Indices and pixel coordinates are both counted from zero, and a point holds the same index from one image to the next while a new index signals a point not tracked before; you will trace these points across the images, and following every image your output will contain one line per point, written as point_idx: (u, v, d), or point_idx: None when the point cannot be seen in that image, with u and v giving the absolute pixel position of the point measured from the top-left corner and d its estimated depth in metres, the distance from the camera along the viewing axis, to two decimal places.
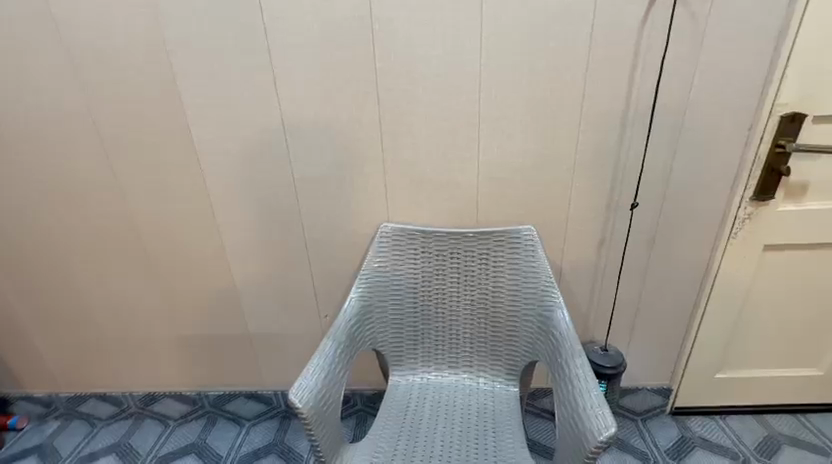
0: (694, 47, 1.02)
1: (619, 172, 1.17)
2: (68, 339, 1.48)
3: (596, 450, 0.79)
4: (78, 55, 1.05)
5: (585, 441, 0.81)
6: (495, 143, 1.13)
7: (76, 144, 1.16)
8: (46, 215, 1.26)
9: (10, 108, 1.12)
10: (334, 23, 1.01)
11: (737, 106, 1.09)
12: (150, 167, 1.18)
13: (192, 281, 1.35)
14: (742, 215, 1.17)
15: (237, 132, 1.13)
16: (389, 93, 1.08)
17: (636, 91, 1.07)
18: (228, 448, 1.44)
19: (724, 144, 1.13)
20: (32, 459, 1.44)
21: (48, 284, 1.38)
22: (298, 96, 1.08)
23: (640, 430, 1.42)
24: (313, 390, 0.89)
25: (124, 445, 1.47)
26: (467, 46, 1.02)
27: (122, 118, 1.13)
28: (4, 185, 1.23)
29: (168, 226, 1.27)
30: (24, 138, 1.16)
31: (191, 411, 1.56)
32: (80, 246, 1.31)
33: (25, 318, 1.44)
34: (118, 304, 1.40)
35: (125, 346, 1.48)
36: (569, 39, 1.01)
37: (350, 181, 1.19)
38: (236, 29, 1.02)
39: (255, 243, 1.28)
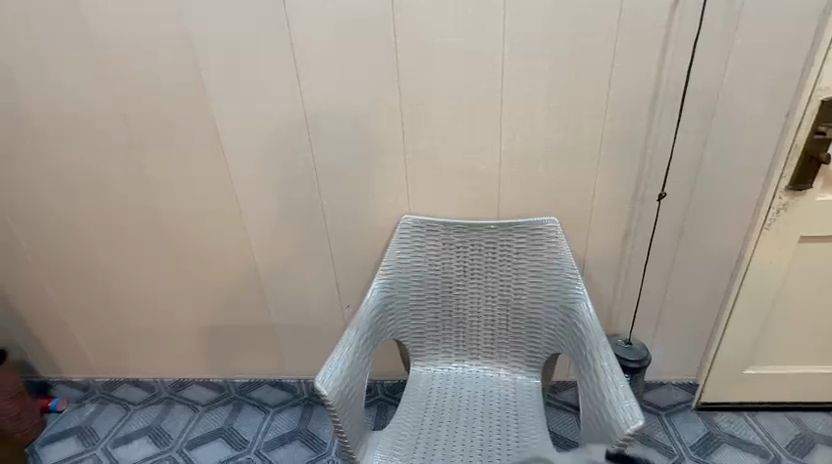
0: (728, 29, 0.98)
1: (646, 161, 1.14)
2: (102, 327, 1.54)
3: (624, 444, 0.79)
4: (109, 52, 1.09)
5: (612, 434, 0.81)
6: (518, 133, 1.11)
7: (107, 139, 1.21)
8: (81, 207, 1.32)
9: (47, 104, 1.17)
10: (354, 13, 1.01)
11: (775, 90, 1.04)
12: (177, 161, 1.22)
13: (219, 272, 1.39)
14: (777, 205, 1.13)
15: (261, 124, 1.15)
16: (410, 84, 1.07)
17: (665, 77, 1.04)
18: (254, 433, 1.49)
19: (757, 132, 1.09)
20: (72, 440, 1.53)
21: (83, 273, 1.43)
22: (319, 88, 1.09)
23: (664, 425, 1.40)
24: (339, 380, 0.91)
25: (156, 428, 1.54)
26: (489, 32, 1.01)
27: (150, 112, 1.16)
28: (41, 179, 1.28)
29: (195, 219, 1.30)
30: (59, 133, 1.21)
31: (218, 397, 1.61)
32: (112, 238, 1.36)
33: (62, 306, 1.51)
34: (148, 293, 1.45)
35: (156, 335, 1.54)
36: (595, 23, 0.98)
37: (371, 173, 1.19)
38: (258, 22, 1.03)
39: (278, 236, 1.31)
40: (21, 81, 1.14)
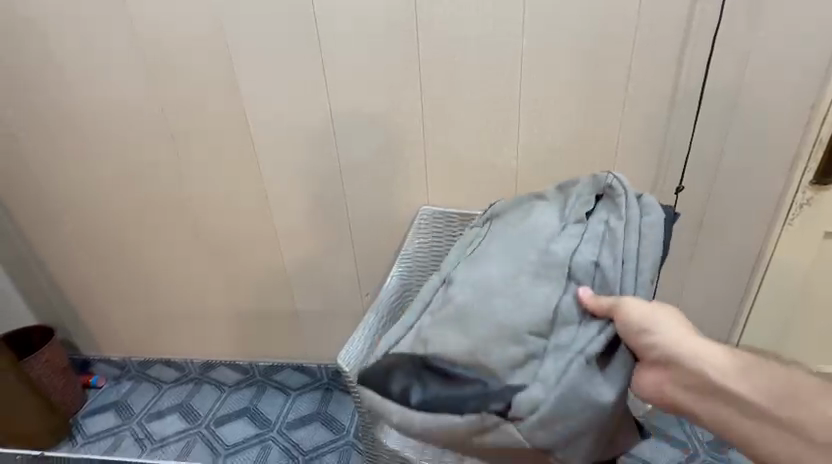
0: (750, 23, 0.98)
1: (664, 156, 1.14)
2: (138, 309, 1.64)
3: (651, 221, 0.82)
4: (149, 50, 1.16)
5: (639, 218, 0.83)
6: (535, 127, 1.14)
7: (146, 132, 1.29)
8: (121, 196, 1.41)
9: (92, 99, 1.26)
10: (378, 10, 1.05)
11: (800, 85, 1.03)
12: (210, 154, 1.29)
13: (246, 260, 1.46)
14: (800, 200, 1.14)
15: (288, 118, 1.21)
16: (430, 79, 1.11)
17: (685, 71, 1.04)
18: (276, 414, 1.57)
19: (781, 127, 1.07)
20: (110, 414, 1.64)
21: (122, 258, 1.53)
22: (344, 82, 1.14)
23: (680, 421, 1.40)
24: (358, 357, 0.96)
25: (186, 405, 1.63)
26: (508, 28, 1.03)
27: (185, 107, 1.23)
28: (86, 168, 1.37)
29: (225, 209, 1.38)
30: (101, 125, 1.29)
31: (243, 379, 1.69)
32: (148, 225, 1.45)
33: (103, 288, 1.61)
34: (180, 279, 1.54)
35: (187, 318, 1.63)
36: (614, 17, 1.00)
37: (392, 166, 1.24)
38: (287, 20, 1.08)
39: (302, 226, 1.37)
40: (69, 76, 1.23)
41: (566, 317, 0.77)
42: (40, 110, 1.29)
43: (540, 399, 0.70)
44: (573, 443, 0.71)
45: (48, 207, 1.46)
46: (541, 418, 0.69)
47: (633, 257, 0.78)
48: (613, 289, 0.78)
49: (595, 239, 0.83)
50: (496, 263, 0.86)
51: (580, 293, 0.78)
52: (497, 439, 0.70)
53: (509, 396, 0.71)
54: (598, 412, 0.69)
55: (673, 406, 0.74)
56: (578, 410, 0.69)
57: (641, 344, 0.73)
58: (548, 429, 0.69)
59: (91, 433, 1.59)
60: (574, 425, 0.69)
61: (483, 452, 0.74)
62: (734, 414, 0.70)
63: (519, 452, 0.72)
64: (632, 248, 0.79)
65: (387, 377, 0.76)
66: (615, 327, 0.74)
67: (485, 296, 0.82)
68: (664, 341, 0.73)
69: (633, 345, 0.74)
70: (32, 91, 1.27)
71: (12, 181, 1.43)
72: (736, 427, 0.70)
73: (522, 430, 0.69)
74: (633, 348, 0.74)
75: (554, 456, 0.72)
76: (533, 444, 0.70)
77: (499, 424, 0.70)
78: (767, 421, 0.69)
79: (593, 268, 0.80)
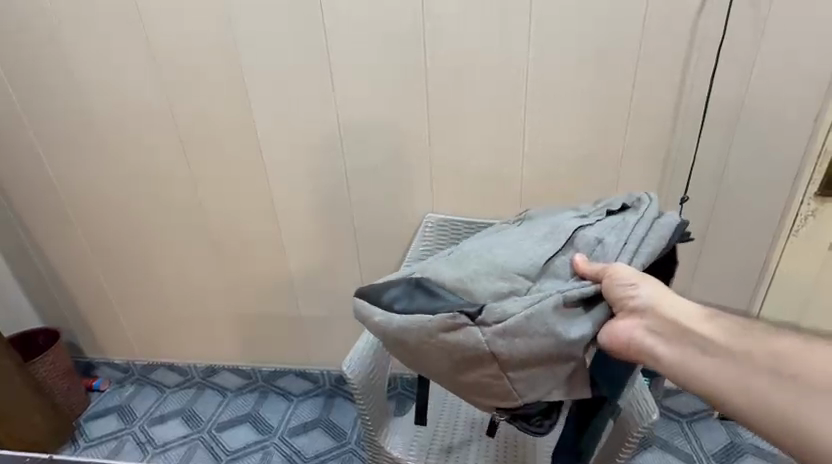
0: (753, 37, 0.99)
1: (668, 167, 1.15)
2: (142, 312, 1.65)
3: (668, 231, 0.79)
4: (161, 58, 1.19)
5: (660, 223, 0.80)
6: (540, 137, 1.15)
7: (156, 137, 1.31)
8: (129, 200, 1.43)
9: (104, 105, 1.28)
10: (387, 21, 1.07)
11: (802, 98, 1.03)
12: (218, 160, 1.31)
13: (251, 264, 1.47)
14: (805, 211, 1.14)
15: (296, 126, 1.22)
16: (437, 88, 1.12)
17: (689, 83, 1.05)
18: (279, 420, 1.57)
19: (784, 138, 1.08)
20: (113, 417, 1.64)
21: (129, 261, 1.55)
22: (351, 91, 1.16)
23: (685, 432, 1.39)
24: (362, 362, 0.96)
25: (188, 410, 1.63)
26: (513, 39, 1.05)
27: (195, 114, 1.25)
28: (96, 172, 1.39)
29: (232, 214, 1.39)
30: (112, 130, 1.31)
31: (246, 384, 1.69)
32: (155, 229, 1.46)
33: (108, 291, 1.62)
34: (186, 283, 1.55)
35: (191, 322, 1.64)
36: (619, 30, 1.01)
37: (397, 174, 1.25)
38: (297, 30, 1.11)
39: (308, 233, 1.38)
40: (83, 82, 1.26)
41: (557, 272, 0.77)
42: (53, 115, 1.32)
43: (512, 318, 0.71)
44: (531, 368, 0.72)
45: (57, 209, 1.48)
46: (502, 330, 0.71)
47: (636, 241, 0.77)
48: (611, 256, 0.77)
49: (607, 225, 0.82)
50: (508, 232, 0.88)
51: (574, 258, 0.78)
52: (460, 345, 0.73)
53: (478, 306, 0.74)
54: (558, 341, 0.70)
55: (651, 360, 0.71)
56: (540, 334, 0.70)
57: (618, 294, 0.71)
58: (507, 344, 0.71)
59: (93, 437, 1.59)
60: (531, 348, 0.71)
61: (447, 368, 0.77)
62: (704, 364, 0.66)
63: (476, 367, 0.74)
64: (639, 235, 0.78)
65: (385, 287, 0.82)
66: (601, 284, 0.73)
67: (487, 246, 0.85)
68: (646, 295, 0.71)
69: (611, 295, 0.72)
70: (45, 95, 1.29)
71: (23, 184, 1.45)
72: (711, 379, 0.66)
73: (486, 335, 0.72)
74: (610, 298, 0.72)
75: (508, 377, 0.73)
76: (493, 351, 0.72)
77: (464, 326, 0.73)
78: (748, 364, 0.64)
79: (595, 243, 0.79)
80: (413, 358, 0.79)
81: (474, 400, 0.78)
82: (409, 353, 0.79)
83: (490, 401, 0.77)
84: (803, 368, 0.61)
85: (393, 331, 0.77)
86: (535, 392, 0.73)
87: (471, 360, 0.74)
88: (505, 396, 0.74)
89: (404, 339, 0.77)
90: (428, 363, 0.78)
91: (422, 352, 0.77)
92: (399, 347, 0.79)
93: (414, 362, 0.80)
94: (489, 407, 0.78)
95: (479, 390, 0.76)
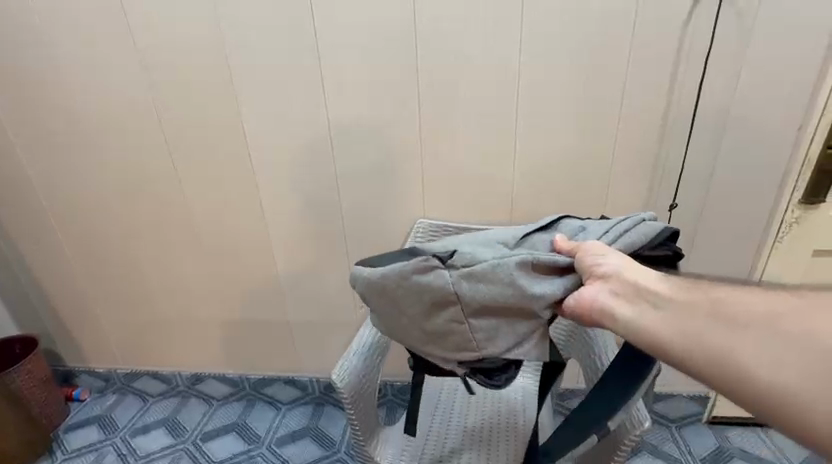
0: (739, 46, 1.01)
1: (657, 173, 1.16)
2: (126, 319, 1.60)
3: (655, 234, 0.75)
4: (148, 58, 1.16)
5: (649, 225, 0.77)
6: (532, 143, 1.15)
7: (141, 139, 1.28)
8: (113, 203, 1.39)
9: (87, 105, 1.25)
10: (379, 25, 1.06)
11: (785, 108, 1.06)
12: (206, 163, 1.28)
13: (238, 269, 1.44)
14: (789, 219, 1.15)
15: (286, 129, 1.21)
16: (429, 93, 1.12)
17: (677, 91, 1.06)
18: (266, 429, 1.54)
19: (769, 146, 1.10)
20: (93, 428, 1.59)
21: (111, 266, 1.50)
22: (343, 95, 1.15)
23: (674, 438, 1.39)
24: (352, 371, 0.95)
25: (172, 420, 1.59)
26: (504, 45, 1.05)
27: (183, 115, 1.23)
28: (78, 174, 1.35)
29: (219, 218, 1.36)
30: (96, 132, 1.28)
31: (232, 392, 1.65)
32: (139, 233, 1.43)
33: (90, 296, 1.58)
34: (171, 288, 1.52)
35: (175, 328, 1.60)
36: (609, 37, 1.02)
37: (388, 178, 1.24)
38: (288, 32, 1.09)
39: (297, 237, 1.36)
40: (65, 82, 1.22)
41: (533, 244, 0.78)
42: (34, 115, 1.28)
43: (479, 267, 0.74)
44: (494, 318, 0.75)
45: (38, 213, 1.44)
46: (469, 273, 0.74)
47: (619, 231, 0.75)
48: (591, 236, 0.77)
49: (597, 221, 0.82)
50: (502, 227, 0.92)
51: (555, 237, 0.79)
52: (429, 287, 0.76)
53: (450, 252, 0.78)
54: (520, 294, 0.71)
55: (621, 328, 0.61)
56: (503, 284, 0.72)
57: (588, 263, 0.69)
58: (471, 288, 0.74)
59: (72, 449, 1.54)
60: (493, 297, 0.73)
61: (413, 315, 0.79)
62: (657, 321, 0.58)
63: (443, 311, 0.77)
64: (624, 225, 0.76)
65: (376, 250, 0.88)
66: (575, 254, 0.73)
67: (478, 232, 0.89)
68: (618, 263, 0.66)
69: (580, 260, 0.71)
70: (27, 96, 1.25)
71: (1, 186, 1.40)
72: (659, 332, 0.57)
73: (454, 280, 0.75)
74: (578, 264, 0.71)
75: (470, 323, 0.76)
76: (459, 297, 0.75)
77: (434, 268, 0.76)
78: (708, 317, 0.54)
79: (579, 230, 0.81)
80: (383, 308, 0.81)
81: (435, 352, 0.79)
82: (379, 302, 0.81)
83: (455, 354, 0.78)
84: (739, 311, 0.53)
85: (370, 276, 0.81)
86: (494, 345, 0.75)
87: (438, 303, 0.77)
88: (465, 345, 0.76)
89: (378, 284, 0.80)
90: (396, 311, 0.80)
91: (393, 299, 0.80)
92: (372, 295, 0.81)
93: (383, 315, 0.82)
94: (449, 360, 0.79)
95: (441, 339, 0.78)
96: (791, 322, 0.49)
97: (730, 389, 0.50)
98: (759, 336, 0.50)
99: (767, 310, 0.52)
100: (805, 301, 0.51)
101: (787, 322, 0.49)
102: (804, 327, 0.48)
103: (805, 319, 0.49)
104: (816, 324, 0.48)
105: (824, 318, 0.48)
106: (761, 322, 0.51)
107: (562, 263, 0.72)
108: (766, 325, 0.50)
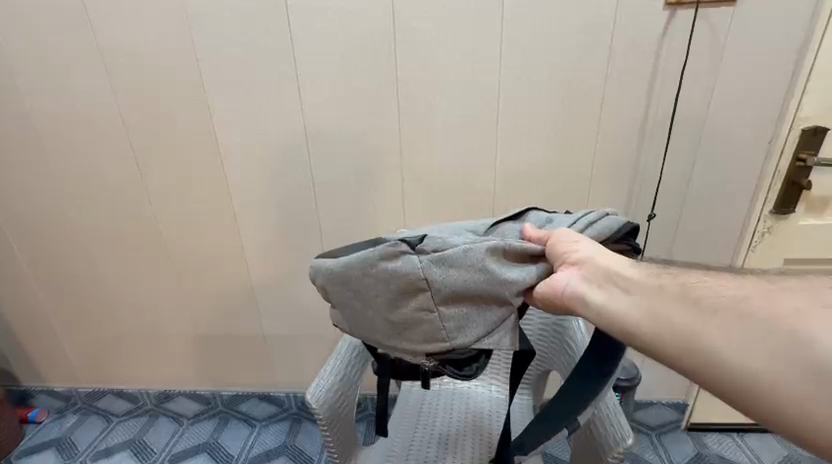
0: (713, 60, 1.03)
1: (635, 185, 1.17)
2: (88, 334, 1.51)
3: (618, 228, 0.73)
4: (113, 61, 1.10)
5: (613, 218, 0.75)
6: (512, 153, 1.15)
7: (105, 145, 1.21)
8: (73, 212, 1.31)
9: (45, 109, 1.17)
10: (358, 31, 1.04)
11: (757, 121, 1.08)
12: (175, 170, 1.22)
13: (209, 280, 1.38)
14: (761, 228, 1.18)
15: (261, 136, 1.16)
16: (409, 102, 1.10)
17: (654, 104, 1.08)
18: (239, 448, 1.46)
19: (742, 157, 1.12)
20: (50, 452, 1.48)
21: (72, 279, 1.41)
22: (321, 103, 1.12)
23: (654, 445, 1.40)
24: (327, 389, 0.91)
25: (138, 441, 1.50)
26: (486, 55, 1.04)
27: (150, 119, 1.16)
28: (34, 181, 1.27)
29: (189, 227, 1.30)
30: (55, 137, 1.20)
31: (204, 410, 1.58)
32: (102, 244, 1.35)
33: (48, 312, 1.48)
34: (137, 301, 1.43)
35: (142, 344, 1.51)
36: (588, 50, 1.03)
37: (368, 188, 1.21)
38: (263, 37, 1.06)
39: (272, 247, 1.31)
40: (21, 85, 1.15)
41: (503, 232, 0.74)
42: None
43: (450, 251, 0.67)
44: (464, 307, 0.68)
45: None
46: (440, 258, 0.67)
47: (585, 222, 0.73)
48: (559, 225, 0.74)
49: (563, 214, 0.80)
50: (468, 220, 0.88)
51: (524, 226, 0.75)
52: (396, 273, 0.68)
53: (420, 237, 0.71)
54: (491, 279, 0.66)
55: (593, 315, 0.61)
56: (475, 269, 0.66)
57: (561, 250, 0.66)
58: (442, 274, 0.67)
59: None
60: (464, 283, 0.67)
61: (378, 305, 0.71)
62: (626, 305, 0.57)
63: (411, 300, 0.69)
64: (590, 217, 0.74)
65: (342, 246, 0.82)
66: (544, 242, 0.70)
67: (444, 224, 0.83)
68: (590, 251, 0.65)
69: (551, 247, 0.68)
70: None
71: None
72: (630, 317, 0.56)
73: (424, 265, 0.67)
74: (550, 251, 0.68)
75: (439, 311, 0.68)
76: (429, 284, 0.67)
77: (402, 253, 0.69)
78: (683, 301, 0.52)
79: (546, 220, 0.77)
80: (348, 300, 0.73)
81: (401, 345, 0.72)
82: (343, 294, 0.74)
83: (422, 346, 0.70)
84: (708, 289, 0.52)
85: (334, 268, 0.74)
86: (464, 335, 0.68)
87: (406, 291, 0.69)
88: (434, 335, 0.69)
89: (343, 275, 0.73)
90: (361, 303, 0.72)
91: (358, 290, 0.72)
92: (337, 288, 0.74)
93: (347, 308, 0.74)
94: (416, 353, 0.71)
95: (408, 330, 0.71)
96: (757, 306, 0.47)
97: (700, 374, 0.49)
98: (728, 314, 0.48)
99: (736, 294, 0.50)
100: (774, 287, 0.49)
101: (753, 306, 0.48)
102: (770, 310, 0.46)
103: (773, 303, 0.47)
104: (782, 307, 0.46)
105: (792, 301, 0.46)
106: (727, 306, 0.49)
107: (532, 251, 0.69)
108: (733, 308, 0.49)
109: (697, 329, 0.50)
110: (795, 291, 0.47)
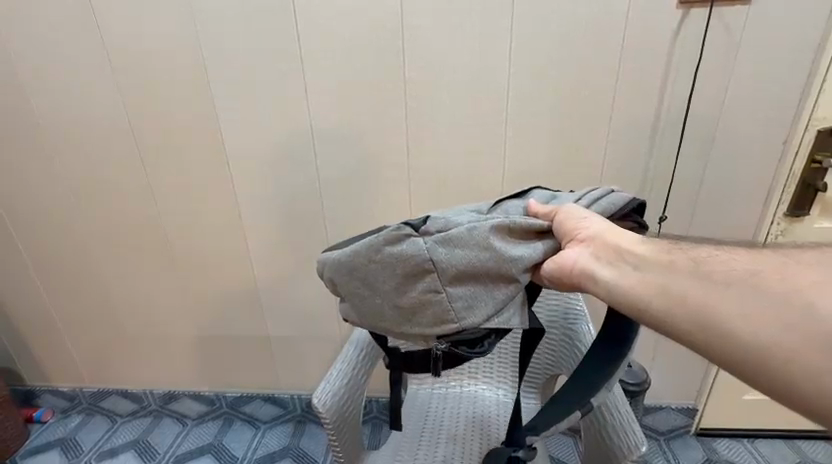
0: (727, 57, 1.00)
1: (646, 185, 1.16)
2: (93, 333, 1.51)
3: (623, 203, 0.72)
4: (118, 60, 1.10)
5: (616, 194, 0.73)
6: (521, 153, 1.13)
7: (111, 145, 1.20)
8: (77, 210, 1.30)
9: (51, 108, 1.17)
10: (366, 32, 1.03)
11: (772, 118, 1.06)
12: (180, 168, 1.22)
13: (213, 277, 1.37)
14: (775, 231, 1.16)
15: (267, 134, 1.16)
16: (417, 102, 1.09)
17: (667, 102, 1.06)
18: (244, 450, 1.45)
19: (756, 156, 1.10)
20: (54, 453, 1.47)
21: (77, 278, 1.41)
22: (327, 102, 1.11)
23: (663, 450, 1.38)
24: (334, 393, 0.90)
25: (143, 442, 1.49)
26: (494, 55, 1.03)
27: (156, 117, 1.16)
28: (40, 181, 1.27)
29: (194, 225, 1.29)
30: (61, 137, 1.20)
31: (208, 411, 1.57)
32: (107, 242, 1.34)
33: (53, 311, 1.48)
34: (141, 300, 1.43)
35: (146, 342, 1.50)
36: (599, 49, 1.01)
37: (374, 187, 1.20)
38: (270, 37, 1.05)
39: (277, 246, 1.30)
40: (26, 84, 1.14)
41: (508, 208, 0.73)
42: None
43: (454, 231, 0.66)
44: (473, 286, 0.66)
45: None
46: (445, 238, 0.66)
47: (591, 199, 0.71)
48: (566, 201, 0.72)
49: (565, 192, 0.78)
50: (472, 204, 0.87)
51: (528, 202, 0.74)
52: (401, 257, 0.67)
53: (424, 219, 0.70)
54: (498, 256, 0.65)
55: (604, 292, 0.59)
56: (481, 247, 0.65)
57: (571, 225, 0.65)
58: (447, 254, 0.66)
59: None
60: (471, 262, 0.65)
61: (386, 291, 0.70)
62: (636, 282, 0.56)
63: (418, 283, 0.68)
64: (595, 194, 0.73)
65: (347, 239, 0.82)
66: (551, 217, 0.68)
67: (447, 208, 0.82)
68: (599, 227, 0.63)
69: (560, 223, 0.66)
70: None
71: None
72: (640, 295, 0.55)
73: (429, 247, 0.66)
74: (558, 227, 0.66)
75: (447, 292, 0.67)
76: (436, 265, 0.66)
77: (407, 237, 0.68)
78: (697, 279, 0.51)
79: (550, 198, 0.76)
80: (355, 290, 0.72)
81: (411, 332, 0.70)
82: (350, 284, 0.72)
83: (433, 330, 0.68)
84: (719, 266, 0.51)
85: (339, 259, 0.73)
86: (473, 314, 0.66)
87: (413, 275, 0.67)
88: (443, 318, 0.67)
89: (348, 264, 0.72)
90: (368, 290, 0.71)
91: (365, 278, 0.71)
92: (343, 278, 0.73)
93: (355, 298, 0.73)
94: (427, 338, 0.70)
95: (417, 315, 0.69)
96: (775, 283, 0.46)
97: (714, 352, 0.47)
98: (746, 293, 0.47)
99: (749, 269, 0.49)
100: (788, 261, 0.49)
101: (770, 282, 0.47)
102: (788, 285, 0.46)
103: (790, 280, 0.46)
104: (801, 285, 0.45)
105: (814, 280, 0.45)
106: (741, 282, 0.48)
107: (539, 227, 0.67)
108: (747, 285, 0.48)
109: (714, 308, 0.48)
110: (817, 269, 0.46)
